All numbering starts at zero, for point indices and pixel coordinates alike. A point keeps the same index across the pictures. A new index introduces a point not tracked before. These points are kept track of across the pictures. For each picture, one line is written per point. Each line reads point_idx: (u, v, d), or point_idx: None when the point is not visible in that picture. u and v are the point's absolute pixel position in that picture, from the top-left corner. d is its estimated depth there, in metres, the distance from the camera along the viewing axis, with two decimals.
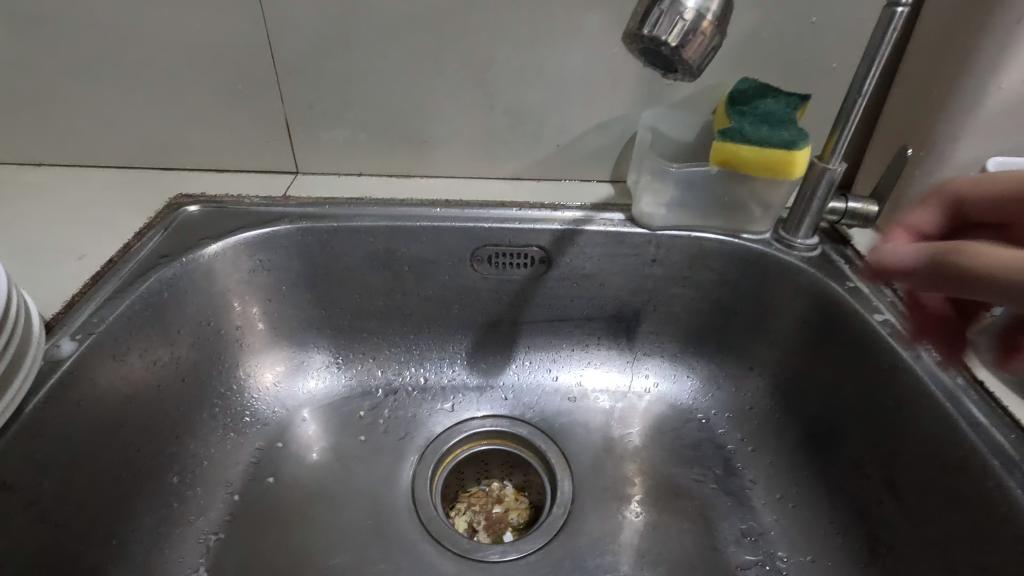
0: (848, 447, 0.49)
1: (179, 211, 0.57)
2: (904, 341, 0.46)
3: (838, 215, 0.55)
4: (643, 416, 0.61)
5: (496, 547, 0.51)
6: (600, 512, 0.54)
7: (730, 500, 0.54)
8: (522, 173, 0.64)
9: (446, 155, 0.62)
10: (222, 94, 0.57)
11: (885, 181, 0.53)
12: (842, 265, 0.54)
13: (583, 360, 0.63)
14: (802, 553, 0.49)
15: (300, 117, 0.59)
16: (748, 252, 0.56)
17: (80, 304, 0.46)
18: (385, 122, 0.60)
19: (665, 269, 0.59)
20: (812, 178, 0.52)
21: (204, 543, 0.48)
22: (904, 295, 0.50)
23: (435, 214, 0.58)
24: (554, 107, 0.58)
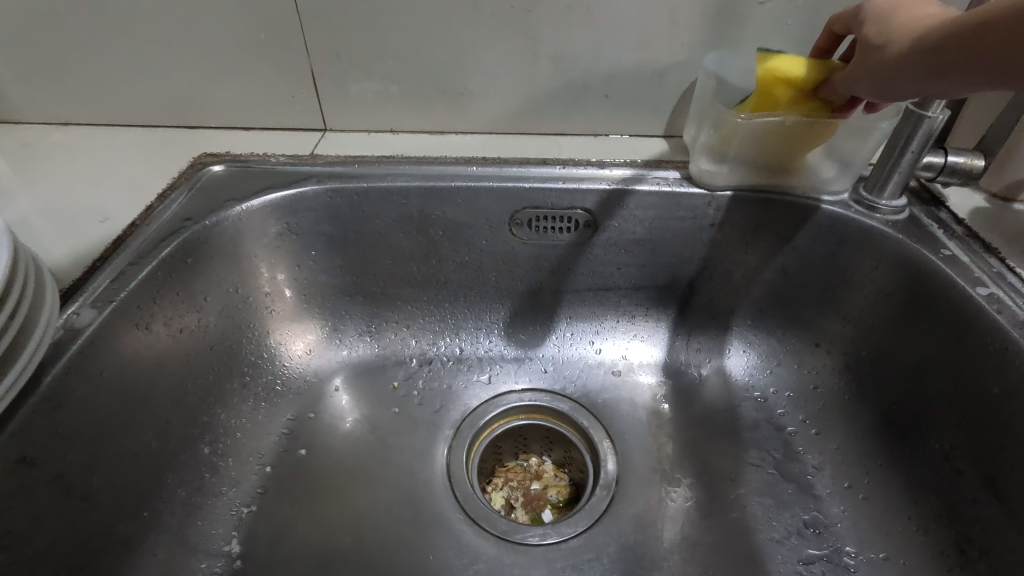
0: (936, 437, 0.44)
1: (204, 171, 0.54)
2: (1014, 319, 0.40)
3: (934, 171, 0.48)
4: (694, 393, 0.56)
5: (536, 530, 0.48)
6: (647, 495, 0.50)
7: (792, 488, 0.49)
8: (566, 128, 0.58)
9: (484, 109, 0.57)
10: (244, 44, 0.54)
11: None
12: (935, 230, 0.47)
13: (628, 332, 0.59)
14: (873, 550, 0.45)
15: (327, 68, 0.55)
16: (822, 214, 0.50)
17: (101, 269, 0.44)
18: (418, 73, 0.55)
19: (724, 234, 0.53)
20: (905, 128, 0.46)
21: (236, 516, 0.47)
22: (1013, 266, 0.44)
23: (472, 172, 0.53)
24: (604, 52, 0.52)
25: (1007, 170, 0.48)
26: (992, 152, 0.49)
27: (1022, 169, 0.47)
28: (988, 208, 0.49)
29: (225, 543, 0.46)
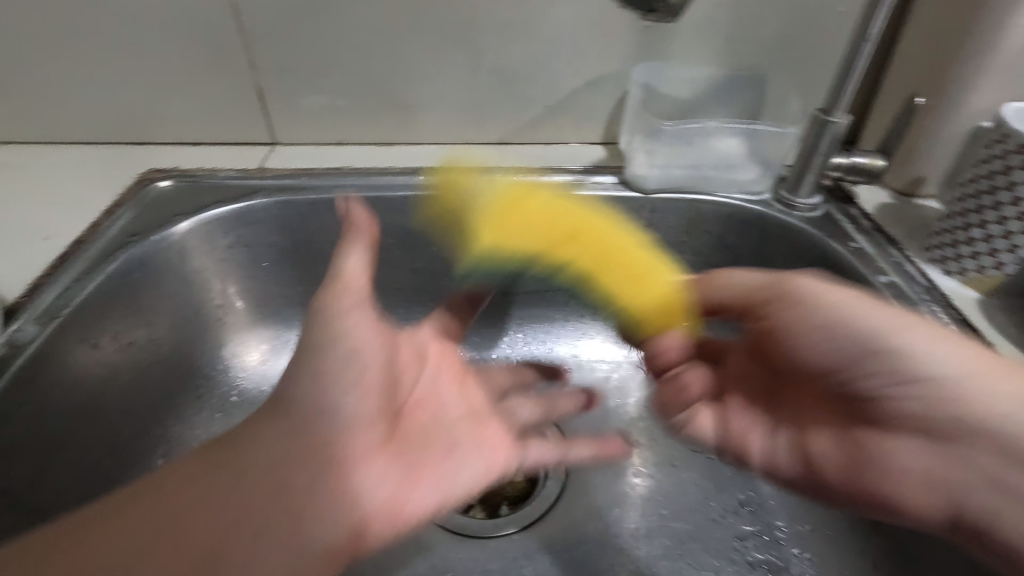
0: None
1: (151, 186, 0.54)
2: (910, 304, 0.44)
3: (841, 171, 0.52)
4: (640, 387, 0.60)
5: (489, 522, 0.50)
6: (596, 484, 0.53)
7: (729, 470, 0.52)
8: (510, 136, 0.60)
9: (431, 119, 0.59)
10: (189, 61, 0.55)
11: (893, 132, 0.50)
12: (846, 224, 0.51)
13: (577, 331, 0.62)
14: (801, 522, 0.48)
15: (274, 82, 0.56)
16: (747, 213, 0.54)
17: (45, 286, 0.44)
18: (363, 87, 0.57)
19: (660, 234, 0.56)
20: (813, 132, 0.49)
21: None
22: (911, 256, 0.48)
23: (418, 182, 0.55)
24: (540, 65, 0.55)
25: (908, 168, 0.53)
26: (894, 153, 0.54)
27: (920, 167, 0.52)
28: (892, 204, 0.53)
29: None
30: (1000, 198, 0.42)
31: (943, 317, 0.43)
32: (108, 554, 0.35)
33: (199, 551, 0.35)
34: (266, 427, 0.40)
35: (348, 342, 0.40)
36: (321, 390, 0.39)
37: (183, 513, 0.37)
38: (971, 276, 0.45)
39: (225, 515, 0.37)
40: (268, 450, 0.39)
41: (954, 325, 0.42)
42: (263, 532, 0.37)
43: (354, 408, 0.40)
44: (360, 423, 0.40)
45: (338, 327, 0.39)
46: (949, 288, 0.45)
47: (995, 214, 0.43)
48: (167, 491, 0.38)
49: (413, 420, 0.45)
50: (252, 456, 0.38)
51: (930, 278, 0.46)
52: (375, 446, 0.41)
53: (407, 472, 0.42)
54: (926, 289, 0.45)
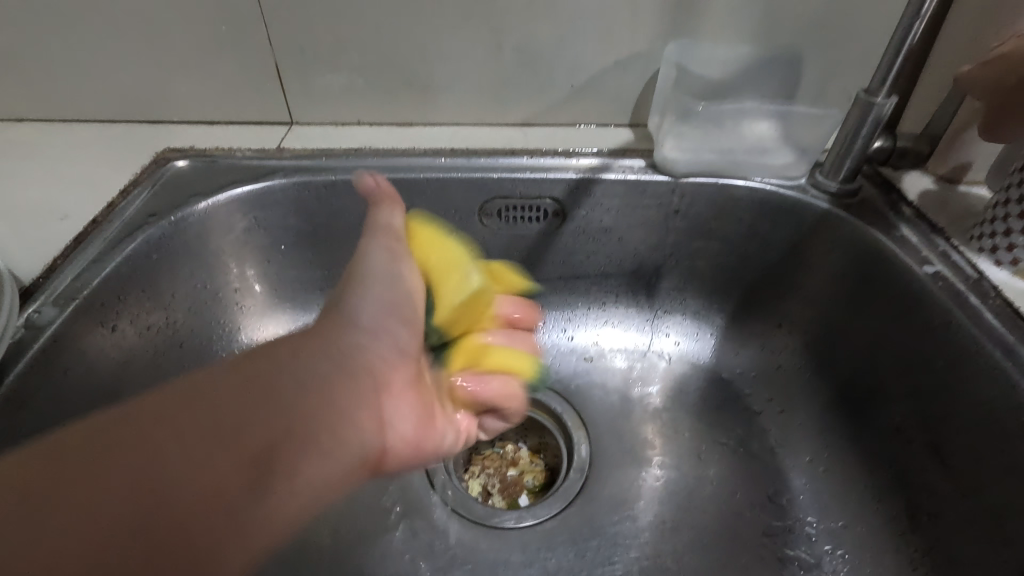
0: (888, 411, 0.46)
1: (167, 166, 0.53)
2: (957, 295, 0.42)
3: (886, 153, 0.52)
4: (664, 376, 0.58)
5: (512, 513, 0.49)
6: (620, 475, 0.51)
7: (756, 465, 0.51)
8: (533, 118, 0.58)
9: (452, 100, 0.57)
10: (205, 38, 0.53)
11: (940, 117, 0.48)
12: (886, 213, 0.49)
13: (599, 319, 0.60)
14: (833, 519, 0.47)
15: (290, 61, 0.54)
16: (782, 199, 0.52)
17: (62, 267, 0.43)
18: (383, 65, 0.55)
19: (688, 221, 0.55)
20: (855, 115, 0.47)
21: None
22: (958, 245, 0.46)
23: (439, 164, 0.54)
24: (567, 43, 0.53)
25: (952, 154, 0.51)
26: (938, 137, 0.52)
27: (966, 152, 0.50)
28: (934, 191, 0.51)
29: None
30: None
31: (995, 310, 0.41)
32: (66, 519, 0.25)
33: (180, 514, 0.26)
34: (270, 365, 0.33)
35: (372, 325, 0.38)
36: (350, 329, 0.37)
37: (161, 419, 0.29)
38: None
39: (200, 431, 0.29)
40: (262, 381, 0.32)
41: (1007, 317, 0.40)
42: (239, 459, 0.29)
43: (385, 339, 0.38)
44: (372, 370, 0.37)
45: (357, 318, 0.38)
46: (1000, 279, 0.43)
47: None
48: (120, 442, 0.27)
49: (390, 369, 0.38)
50: (216, 410, 0.30)
51: (979, 269, 0.44)
52: (369, 395, 0.36)
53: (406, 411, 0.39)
54: (975, 280, 0.43)
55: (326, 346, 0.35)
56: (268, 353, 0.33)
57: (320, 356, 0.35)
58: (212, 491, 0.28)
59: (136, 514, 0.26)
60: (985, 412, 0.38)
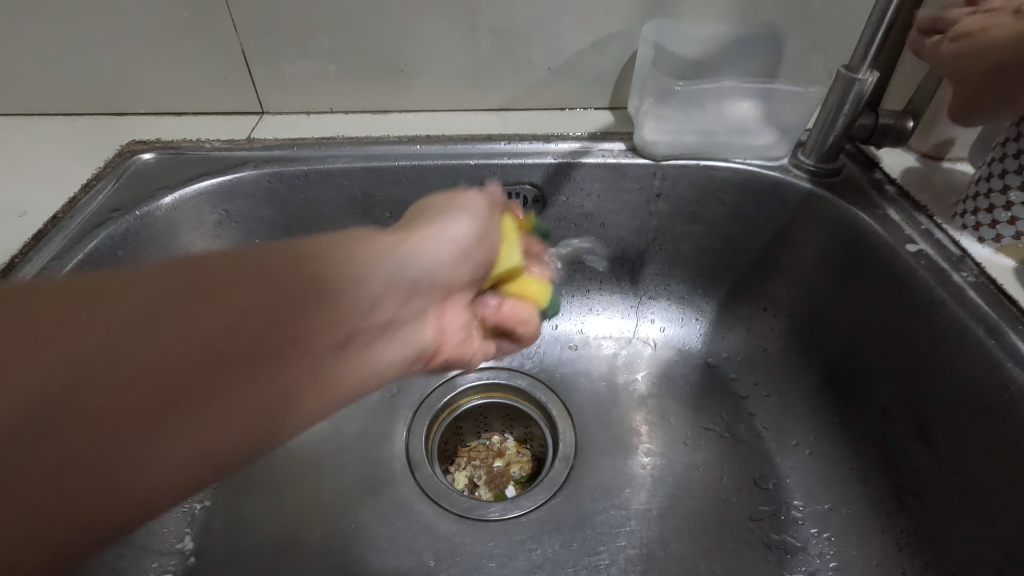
0: (874, 391, 0.45)
1: (133, 159, 0.51)
2: (940, 273, 0.42)
3: (868, 129, 0.50)
4: (650, 363, 0.57)
5: (497, 505, 0.49)
6: (606, 464, 0.51)
7: (742, 449, 0.51)
8: (512, 102, 0.57)
9: (428, 85, 0.56)
10: (167, 24, 0.51)
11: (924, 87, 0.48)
12: (870, 193, 0.48)
13: (584, 307, 0.59)
14: (819, 501, 0.47)
15: (259, 47, 0.53)
16: (765, 180, 0.51)
17: (21, 265, 0.42)
18: (355, 49, 0.53)
19: (670, 205, 0.54)
20: (837, 92, 0.46)
21: (188, 513, 0.47)
22: (940, 223, 0.45)
23: (415, 151, 0.52)
24: (544, 23, 0.51)
25: (935, 131, 0.51)
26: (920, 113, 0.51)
27: (948, 128, 0.50)
28: (918, 168, 0.51)
29: (178, 541, 0.46)
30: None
31: (978, 288, 0.40)
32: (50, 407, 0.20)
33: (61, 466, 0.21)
34: (347, 254, 0.28)
35: (412, 262, 0.30)
36: (375, 252, 0.29)
37: (77, 326, 0.21)
38: (1008, 243, 0.42)
39: (198, 333, 0.23)
40: (202, 315, 0.23)
41: (991, 294, 0.40)
42: (149, 415, 0.22)
43: (417, 276, 0.31)
44: (326, 334, 0.26)
45: (420, 244, 0.31)
46: (984, 256, 0.43)
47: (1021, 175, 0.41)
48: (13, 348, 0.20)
49: (402, 313, 0.30)
50: (138, 342, 0.22)
51: (962, 246, 0.43)
52: (332, 359, 0.27)
53: (405, 360, 0.31)
54: (958, 257, 0.42)
55: (324, 279, 0.26)
56: (316, 249, 0.27)
57: (319, 290, 0.26)
58: (113, 447, 0.21)
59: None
60: (974, 391, 0.38)
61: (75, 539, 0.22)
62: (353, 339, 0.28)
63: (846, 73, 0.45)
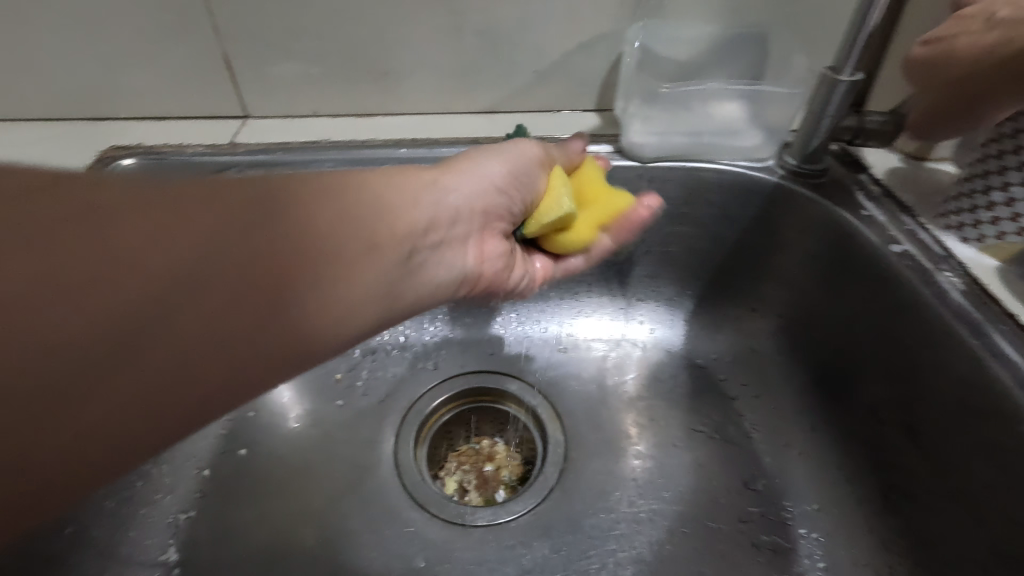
0: (861, 390, 0.45)
1: (114, 165, 0.51)
2: (924, 273, 0.42)
3: (852, 131, 0.50)
4: (639, 365, 0.57)
5: (486, 510, 0.48)
6: (596, 467, 0.51)
7: (732, 450, 0.51)
8: (499, 105, 0.57)
9: (414, 88, 0.55)
10: (147, 28, 0.50)
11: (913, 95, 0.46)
12: (856, 193, 0.49)
13: (573, 309, 0.59)
14: (809, 502, 0.47)
15: (241, 50, 0.52)
16: (751, 181, 0.52)
17: None
18: (339, 52, 0.53)
19: (658, 206, 0.54)
20: (822, 93, 0.46)
21: (173, 522, 0.47)
22: (924, 223, 0.46)
23: (401, 155, 0.52)
24: (529, 25, 0.51)
25: None
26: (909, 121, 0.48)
27: None
28: (903, 168, 0.51)
29: (162, 552, 0.45)
30: (1006, 161, 0.40)
31: (962, 287, 0.41)
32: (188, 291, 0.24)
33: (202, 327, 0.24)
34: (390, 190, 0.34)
35: (455, 192, 0.38)
36: (419, 185, 0.36)
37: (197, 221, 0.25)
38: (990, 243, 0.42)
39: (293, 235, 0.27)
40: (305, 213, 0.28)
41: (974, 294, 0.40)
42: (277, 284, 0.26)
43: (461, 207, 0.38)
44: (391, 244, 0.32)
45: (458, 180, 0.38)
46: (968, 256, 0.43)
47: (1001, 178, 0.40)
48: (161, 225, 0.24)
49: (448, 236, 0.37)
50: (266, 227, 0.26)
51: (945, 246, 0.44)
52: (398, 266, 0.32)
53: (444, 278, 0.37)
54: (942, 257, 0.43)
55: (375, 206, 0.32)
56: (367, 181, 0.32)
57: (385, 206, 0.33)
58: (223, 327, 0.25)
59: (123, 338, 0.22)
60: (960, 391, 0.38)
61: (209, 406, 0.25)
62: (412, 254, 0.33)
63: (829, 74, 0.46)
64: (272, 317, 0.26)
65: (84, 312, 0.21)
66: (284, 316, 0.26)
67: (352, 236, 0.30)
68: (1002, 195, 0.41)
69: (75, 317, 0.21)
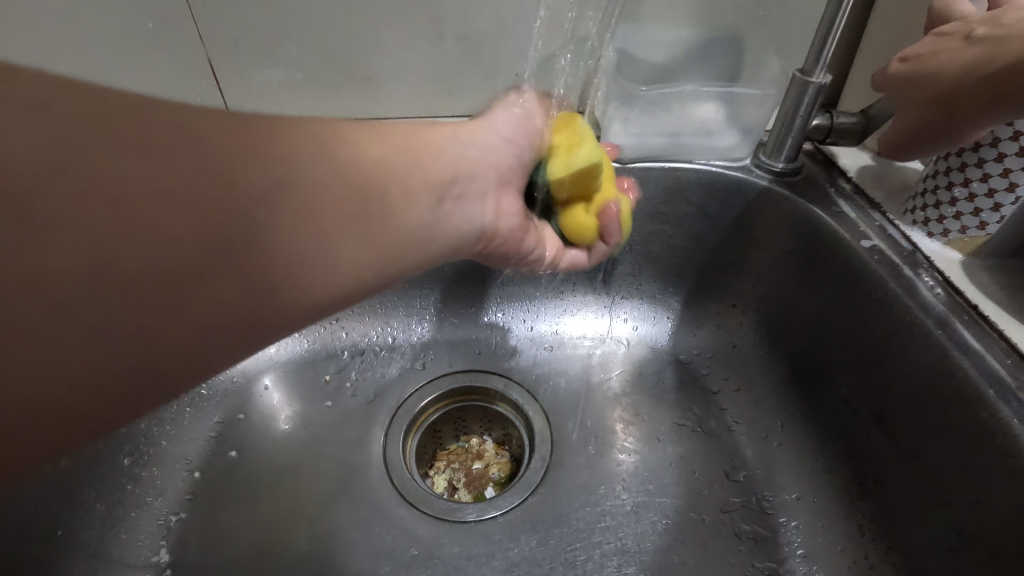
0: (835, 382, 0.47)
1: None
2: (893, 269, 0.43)
3: (823, 133, 0.51)
4: (624, 361, 0.58)
5: (474, 506, 0.49)
6: (582, 462, 0.52)
7: (713, 443, 0.52)
8: (482, 108, 0.58)
9: (397, 92, 0.56)
10: (131, 36, 0.51)
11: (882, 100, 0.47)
12: (829, 192, 0.50)
13: (559, 308, 0.60)
14: (788, 492, 0.48)
15: (224, 57, 0.53)
16: (728, 180, 0.53)
17: None
18: (322, 58, 0.53)
19: (639, 206, 0.55)
20: (794, 95, 0.48)
21: (164, 524, 0.47)
22: (894, 219, 0.47)
23: None
24: (509, 29, 0.52)
25: None
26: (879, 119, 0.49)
27: None
28: (874, 166, 0.53)
29: (153, 553, 0.46)
30: (966, 158, 0.42)
31: (928, 281, 0.42)
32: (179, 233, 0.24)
33: (251, 256, 0.25)
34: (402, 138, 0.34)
35: (474, 145, 0.39)
36: (441, 139, 0.37)
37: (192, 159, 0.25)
38: (954, 237, 0.45)
39: (291, 174, 0.27)
40: (342, 158, 0.30)
41: (940, 288, 0.42)
42: (320, 217, 0.28)
43: (478, 158, 0.39)
44: (421, 187, 0.34)
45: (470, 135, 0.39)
46: (934, 251, 0.45)
47: (961, 175, 0.42)
48: (211, 160, 0.25)
49: (469, 189, 0.38)
50: (312, 164, 0.28)
51: (913, 241, 0.45)
52: (431, 211, 0.35)
53: (471, 224, 0.38)
54: (910, 252, 0.45)
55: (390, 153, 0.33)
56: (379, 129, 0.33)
57: (419, 156, 0.35)
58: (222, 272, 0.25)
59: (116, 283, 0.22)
60: (927, 381, 0.39)
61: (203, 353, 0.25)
62: (441, 200, 0.36)
63: (799, 76, 0.47)
64: (285, 253, 0.27)
65: (145, 249, 0.23)
66: (328, 246, 0.28)
67: (387, 178, 0.32)
68: (964, 191, 0.42)
69: (142, 245, 0.23)
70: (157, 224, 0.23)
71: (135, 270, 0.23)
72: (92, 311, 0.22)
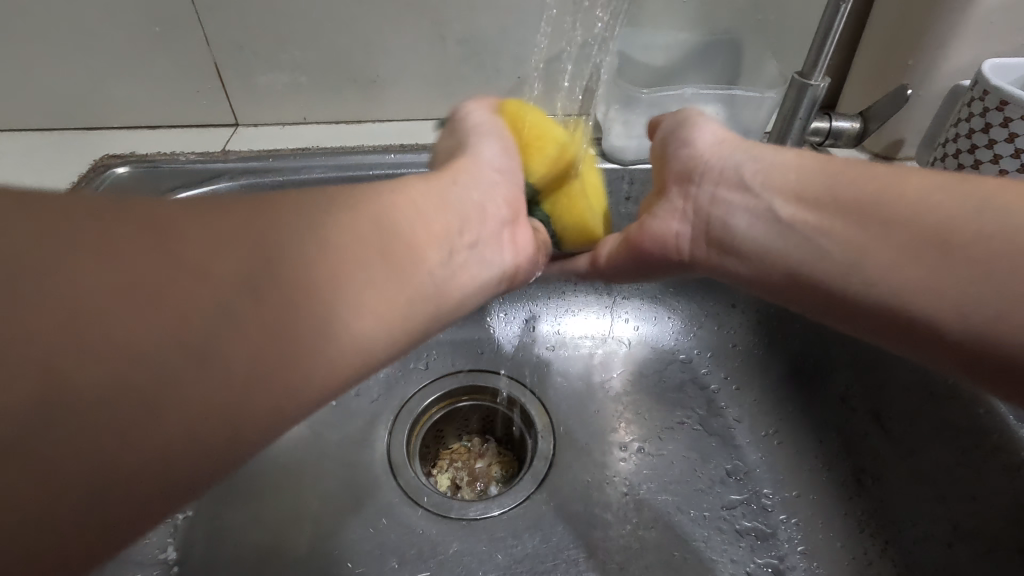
0: (834, 380, 0.49)
1: (107, 173, 0.52)
2: None
3: (821, 136, 0.52)
4: (625, 362, 0.59)
5: (477, 504, 0.50)
6: (585, 461, 0.52)
7: (713, 441, 0.52)
8: None
9: (400, 95, 0.57)
10: (138, 38, 0.51)
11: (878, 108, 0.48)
12: None
13: (560, 308, 0.61)
14: (787, 489, 0.49)
15: (231, 60, 0.53)
16: None
17: None
18: (327, 61, 0.54)
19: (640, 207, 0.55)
20: (793, 96, 0.48)
21: (170, 523, 0.47)
22: None
23: (390, 160, 0.53)
24: (511, 33, 0.53)
25: (886, 132, 0.53)
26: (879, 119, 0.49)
27: (898, 129, 0.53)
28: None
29: (161, 551, 0.46)
30: (964, 159, 0.45)
31: None
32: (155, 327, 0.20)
33: (234, 358, 0.21)
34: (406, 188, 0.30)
35: (473, 186, 0.34)
36: (444, 183, 0.32)
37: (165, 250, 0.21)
38: None
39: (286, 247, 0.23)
40: (341, 229, 0.25)
41: None
42: (313, 299, 0.23)
43: (482, 200, 0.34)
44: (428, 243, 0.29)
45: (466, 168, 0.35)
46: None
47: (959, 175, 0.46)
48: (177, 251, 0.21)
49: (482, 234, 0.33)
50: (302, 238, 0.24)
51: None
52: (444, 266, 0.30)
53: (487, 278, 0.33)
54: None
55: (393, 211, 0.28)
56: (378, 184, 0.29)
57: (417, 208, 0.30)
58: (208, 368, 0.21)
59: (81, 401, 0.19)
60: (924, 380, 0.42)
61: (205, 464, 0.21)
62: (453, 253, 0.30)
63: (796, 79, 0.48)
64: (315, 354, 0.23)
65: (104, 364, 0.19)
66: (322, 332, 0.23)
67: (381, 236, 0.27)
68: None
69: (93, 366, 0.19)
70: (127, 334, 0.20)
71: (96, 385, 0.19)
72: (33, 440, 0.18)
